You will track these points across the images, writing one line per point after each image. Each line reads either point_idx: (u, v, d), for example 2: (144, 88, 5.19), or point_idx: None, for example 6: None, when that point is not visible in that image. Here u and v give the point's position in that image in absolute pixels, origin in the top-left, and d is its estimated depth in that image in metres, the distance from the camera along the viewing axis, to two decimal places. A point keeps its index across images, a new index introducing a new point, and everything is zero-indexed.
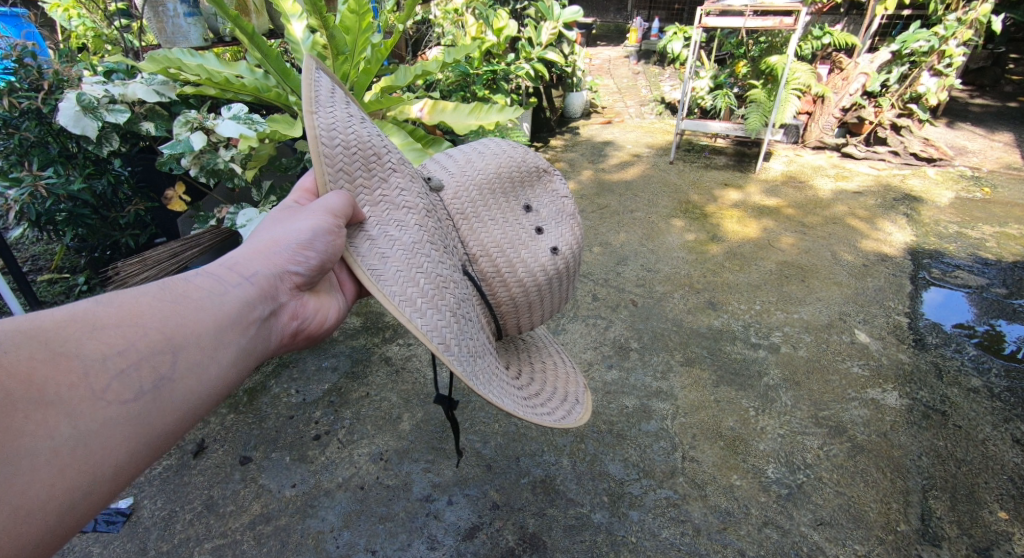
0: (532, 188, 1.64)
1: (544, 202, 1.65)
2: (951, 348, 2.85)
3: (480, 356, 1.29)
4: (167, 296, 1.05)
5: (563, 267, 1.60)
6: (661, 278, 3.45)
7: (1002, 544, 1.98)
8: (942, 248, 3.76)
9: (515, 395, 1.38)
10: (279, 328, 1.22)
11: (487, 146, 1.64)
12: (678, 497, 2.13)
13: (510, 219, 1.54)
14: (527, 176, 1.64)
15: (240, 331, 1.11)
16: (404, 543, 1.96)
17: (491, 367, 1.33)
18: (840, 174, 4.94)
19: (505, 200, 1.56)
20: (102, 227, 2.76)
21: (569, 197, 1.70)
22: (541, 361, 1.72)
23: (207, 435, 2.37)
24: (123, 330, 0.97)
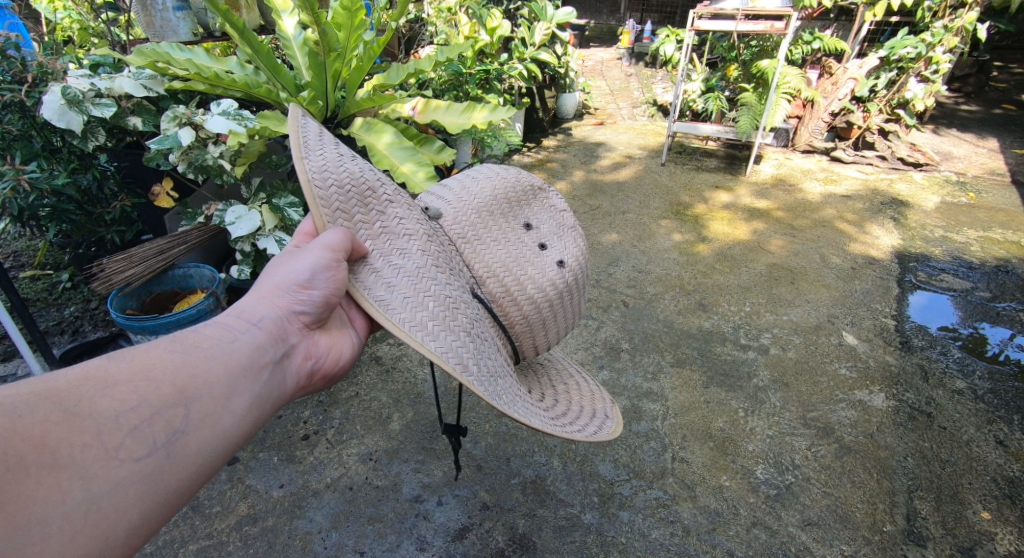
0: (530, 206, 1.65)
1: (543, 219, 1.65)
2: (937, 351, 2.89)
3: (501, 375, 1.27)
4: (179, 347, 1.05)
5: (570, 279, 1.59)
6: (653, 279, 3.46)
7: (985, 544, 2.00)
8: (928, 251, 3.80)
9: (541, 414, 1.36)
10: (294, 369, 1.22)
11: (479, 171, 1.65)
12: (668, 497, 2.13)
13: (512, 238, 1.54)
14: (523, 195, 1.65)
15: (252, 377, 1.11)
16: (393, 544, 1.94)
17: (513, 387, 1.31)
18: (829, 177, 5.00)
19: (505, 220, 1.57)
20: (88, 223, 2.69)
21: (567, 210, 1.71)
22: (552, 381, 1.69)
23: None
24: (135, 385, 0.97)
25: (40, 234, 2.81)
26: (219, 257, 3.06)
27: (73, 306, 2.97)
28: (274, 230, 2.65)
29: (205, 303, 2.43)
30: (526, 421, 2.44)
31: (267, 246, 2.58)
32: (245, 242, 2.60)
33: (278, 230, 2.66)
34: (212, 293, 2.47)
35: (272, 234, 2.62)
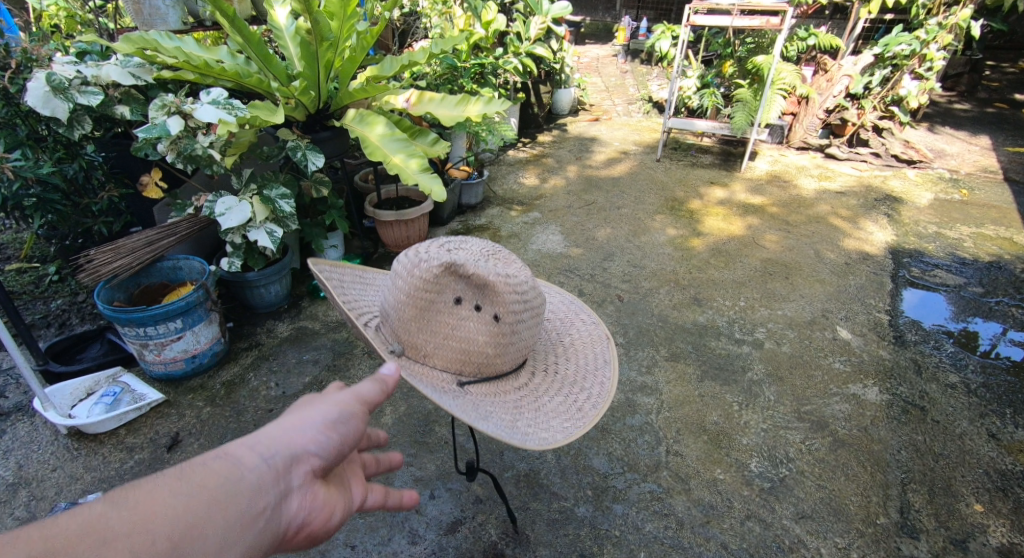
0: (446, 273, 1.36)
1: (465, 262, 1.39)
2: (930, 345, 2.89)
3: (528, 409, 1.40)
4: (183, 487, 0.87)
5: (518, 310, 1.39)
6: (647, 274, 3.45)
7: (978, 536, 2.00)
8: (922, 247, 3.81)
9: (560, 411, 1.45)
10: (296, 528, 0.98)
11: (394, 270, 1.44)
12: (662, 490, 2.13)
13: (455, 316, 1.37)
14: (430, 275, 1.37)
15: (251, 533, 0.91)
16: (384, 537, 1.93)
17: (544, 406, 1.43)
18: (823, 174, 4.99)
19: (438, 297, 1.37)
20: (74, 213, 2.66)
21: (479, 262, 1.38)
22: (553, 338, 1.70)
23: (182, 428, 2.31)
24: (118, 540, 0.81)
25: (26, 225, 2.78)
26: (203, 248, 3.02)
27: (59, 299, 2.93)
28: (264, 222, 2.63)
29: (194, 295, 2.42)
30: None
31: (257, 238, 2.57)
32: (235, 234, 2.58)
33: (269, 221, 2.65)
34: (201, 284, 2.46)
35: (263, 226, 2.60)
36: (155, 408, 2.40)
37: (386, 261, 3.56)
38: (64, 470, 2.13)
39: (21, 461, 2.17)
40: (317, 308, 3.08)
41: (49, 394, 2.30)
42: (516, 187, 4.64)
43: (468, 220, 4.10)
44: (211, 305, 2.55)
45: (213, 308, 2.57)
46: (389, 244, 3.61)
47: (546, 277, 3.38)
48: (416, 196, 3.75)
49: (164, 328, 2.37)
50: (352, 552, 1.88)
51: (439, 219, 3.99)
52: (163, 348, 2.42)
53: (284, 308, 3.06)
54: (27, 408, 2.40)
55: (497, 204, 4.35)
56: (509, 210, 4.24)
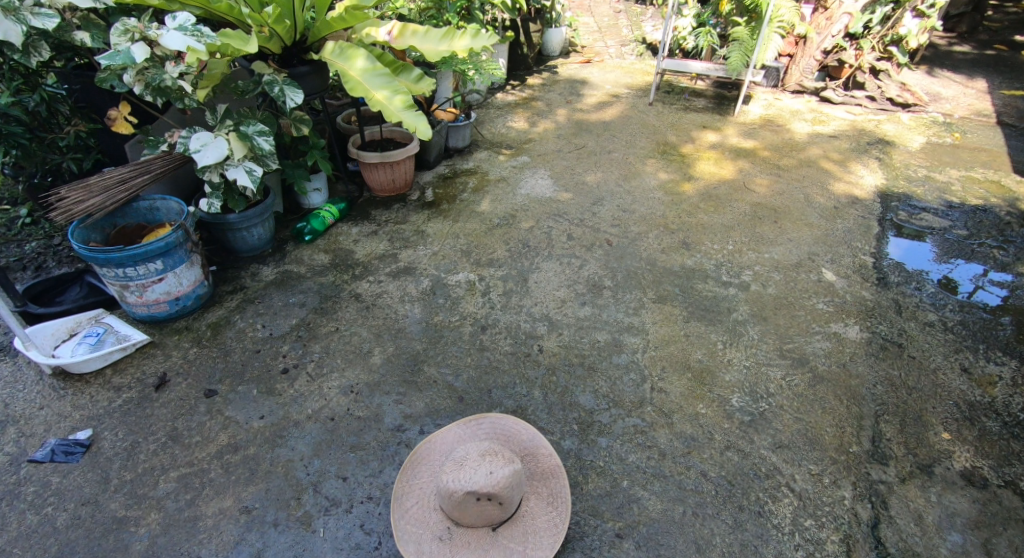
0: (465, 487, 1.53)
1: (476, 477, 1.52)
2: (912, 286, 2.93)
3: (527, 531, 1.66)
4: None
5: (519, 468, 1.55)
6: (637, 218, 3.42)
7: (943, 461, 2.09)
8: (911, 190, 3.80)
9: (547, 526, 1.68)
10: None
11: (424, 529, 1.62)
12: (645, 424, 2.19)
13: (472, 502, 1.54)
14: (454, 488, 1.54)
15: None
16: (375, 470, 1.98)
17: (535, 527, 1.67)
18: (817, 118, 4.88)
19: (462, 497, 1.54)
20: (40, 149, 2.62)
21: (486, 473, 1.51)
22: (527, 450, 1.82)
23: (169, 368, 2.32)
24: None
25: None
26: (174, 185, 2.97)
27: (34, 242, 2.90)
28: (243, 160, 2.54)
29: (174, 236, 2.38)
30: (507, 354, 2.46)
31: (236, 176, 2.50)
32: (213, 172, 2.47)
33: (248, 159, 2.56)
34: (180, 225, 2.42)
35: (242, 164, 2.52)
36: (140, 349, 2.41)
37: (371, 205, 3.49)
38: (51, 408, 2.15)
39: (8, 399, 2.18)
40: (302, 251, 3.04)
41: (30, 334, 2.30)
42: (504, 130, 4.52)
43: (455, 163, 4.01)
44: (192, 247, 2.52)
45: (194, 250, 2.53)
46: (374, 187, 3.53)
47: (534, 221, 3.35)
48: (401, 138, 3.64)
49: (144, 270, 2.35)
50: (343, 483, 1.94)
51: (426, 162, 3.90)
52: (144, 290, 2.40)
53: (268, 252, 3.03)
54: (9, 349, 2.40)
55: (485, 147, 4.24)
56: (497, 153, 4.15)
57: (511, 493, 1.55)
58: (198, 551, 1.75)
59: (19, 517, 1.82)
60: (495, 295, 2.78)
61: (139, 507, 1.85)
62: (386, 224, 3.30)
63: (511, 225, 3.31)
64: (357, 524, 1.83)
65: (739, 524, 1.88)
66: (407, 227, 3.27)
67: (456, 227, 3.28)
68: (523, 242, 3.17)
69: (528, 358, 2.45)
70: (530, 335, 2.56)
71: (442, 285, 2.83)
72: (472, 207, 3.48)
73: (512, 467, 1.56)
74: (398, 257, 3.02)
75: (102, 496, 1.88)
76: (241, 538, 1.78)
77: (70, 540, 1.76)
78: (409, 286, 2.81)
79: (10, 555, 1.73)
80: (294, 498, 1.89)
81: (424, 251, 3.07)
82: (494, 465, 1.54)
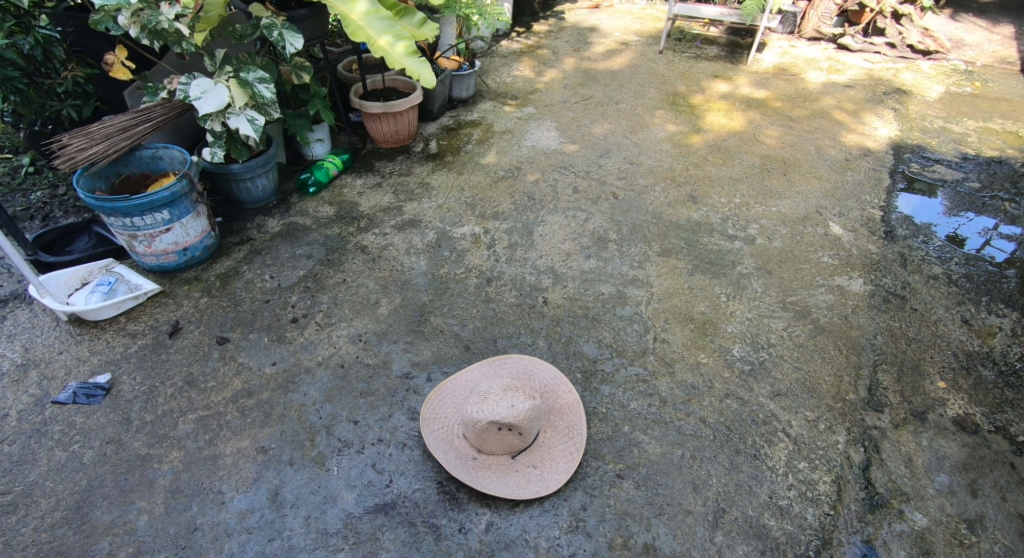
0: (488, 423, 1.69)
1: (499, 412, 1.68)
2: (919, 239, 2.92)
3: (544, 462, 1.82)
4: None
5: (533, 409, 1.71)
6: (644, 171, 3.38)
7: (937, 408, 2.14)
8: (925, 142, 3.72)
9: (562, 454, 1.84)
10: None
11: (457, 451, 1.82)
12: (647, 373, 2.24)
13: (495, 433, 1.71)
14: (479, 423, 1.70)
15: None
16: (385, 414, 2.05)
17: (553, 457, 1.84)
18: (833, 66, 4.70)
19: (486, 430, 1.70)
20: (38, 96, 2.61)
21: (508, 411, 1.67)
22: (545, 386, 1.98)
23: (181, 317, 2.38)
24: None
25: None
26: (174, 133, 2.95)
27: (39, 191, 2.92)
28: (245, 109, 2.51)
29: (178, 185, 2.38)
30: (512, 306, 2.49)
31: (238, 125, 2.47)
32: (215, 121, 2.47)
33: (250, 108, 2.53)
34: (184, 175, 2.41)
35: (243, 112, 2.49)
36: (152, 298, 2.46)
37: (375, 156, 3.46)
38: (70, 353, 2.22)
39: (28, 344, 2.25)
40: (307, 203, 3.05)
41: (44, 282, 2.34)
42: (509, 80, 4.41)
43: (459, 114, 3.94)
44: (197, 198, 2.53)
45: (199, 200, 2.54)
46: (378, 139, 3.49)
47: (539, 174, 3.32)
48: (404, 87, 3.57)
49: (151, 220, 2.37)
50: (354, 426, 2.01)
51: (429, 113, 3.83)
52: (153, 240, 2.43)
53: (273, 203, 3.03)
54: (25, 296, 2.45)
55: (489, 98, 4.15)
56: (502, 104, 4.06)
57: (530, 424, 1.71)
58: (218, 486, 1.84)
59: (48, 454, 1.91)
60: (500, 248, 2.79)
61: (161, 446, 1.94)
62: (390, 176, 3.28)
63: (516, 178, 3.28)
64: (369, 464, 1.91)
65: (735, 466, 1.95)
66: (411, 180, 3.25)
67: (460, 179, 3.26)
68: (528, 195, 3.15)
69: (533, 309, 2.48)
70: (535, 288, 2.59)
71: (448, 238, 2.84)
72: (477, 160, 3.44)
73: (532, 401, 1.72)
74: (403, 210, 3.02)
75: (125, 435, 1.97)
76: (259, 475, 1.87)
77: (98, 475, 1.86)
78: (415, 239, 2.82)
79: (42, 487, 1.83)
80: (308, 439, 1.97)
81: (429, 203, 3.07)
82: (515, 400, 1.69)
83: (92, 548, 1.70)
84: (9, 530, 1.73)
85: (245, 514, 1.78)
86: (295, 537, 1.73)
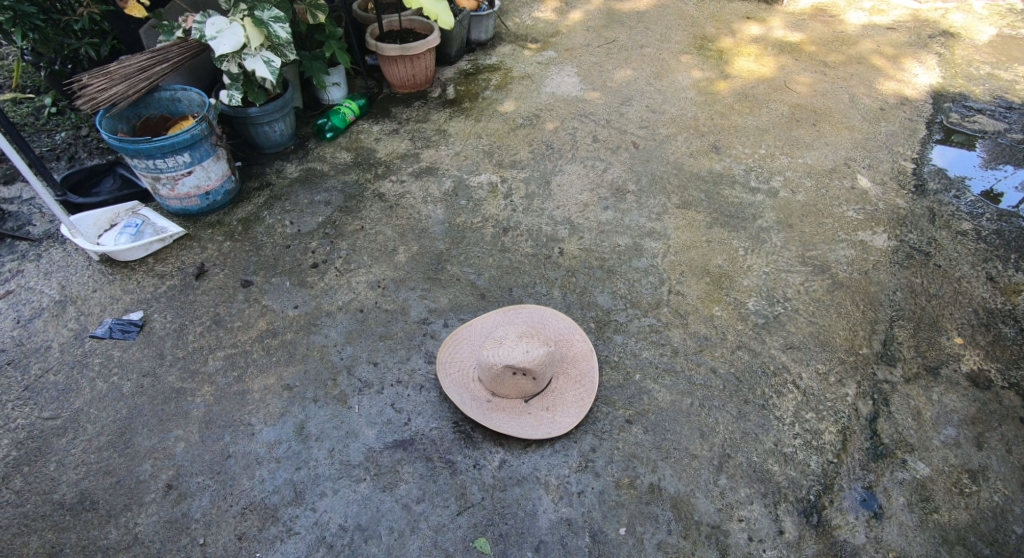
0: (502, 368, 1.74)
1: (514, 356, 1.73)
2: (951, 194, 2.83)
3: (556, 407, 1.89)
4: None
5: (546, 355, 1.76)
6: (667, 119, 3.29)
7: (951, 363, 2.14)
8: (968, 90, 3.53)
9: (573, 399, 1.90)
10: None
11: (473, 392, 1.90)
12: (660, 324, 2.27)
13: (509, 377, 1.77)
14: (494, 368, 1.76)
15: None
16: (403, 357, 2.13)
17: (564, 402, 1.90)
18: (876, 6, 4.38)
19: (501, 374, 1.76)
20: (55, 33, 2.63)
21: (522, 356, 1.72)
22: (559, 336, 2.03)
23: (207, 259, 2.45)
24: None
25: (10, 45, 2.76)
26: (191, 75, 2.94)
27: (63, 132, 2.97)
28: (260, 50, 2.49)
29: (198, 128, 2.39)
30: (529, 256, 2.51)
31: (255, 67, 2.46)
32: (231, 62, 2.47)
33: (265, 49, 2.51)
34: (203, 117, 2.42)
35: (259, 54, 2.47)
36: (178, 241, 2.53)
37: (392, 102, 3.42)
38: (104, 292, 2.31)
39: (64, 282, 2.35)
40: (324, 149, 3.05)
41: (75, 222, 2.41)
42: (530, 21, 4.24)
43: (477, 58, 3.83)
44: (217, 141, 2.54)
45: (219, 144, 2.56)
46: (395, 83, 3.43)
47: (559, 122, 3.26)
48: (421, 29, 3.48)
49: (173, 162, 2.40)
50: (374, 367, 2.09)
51: (447, 57, 3.74)
52: (176, 183, 2.47)
53: (291, 149, 3.04)
54: (57, 236, 2.54)
55: (509, 41, 4.02)
56: (522, 48, 3.94)
57: (544, 369, 1.76)
58: (248, 419, 1.95)
59: (91, 384, 2.03)
60: (518, 198, 2.78)
61: (193, 380, 2.05)
62: (407, 122, 3.25)
63: (534, 126, 3.23)
64: (388, 403, 2.00)
65: (743, 415, 2.00)
66: (429, 126, 3.22)
67: (478, 126, 3.22)
68: (547, 144, 3.11)
69: (548, 259, 2.50)
70: (552, 238, 2.59)
71: (465, 186, 2.83)
72: (495, 106, 3.38)
73: (546, 348, 1.77)
74: (420, 157, 3.01)
75: (160, 369, 2.07)
76: (285, 410, 1.97)
77: (137, 404, 1.98)
78: (432, 187, 2.83)
79: (86, 414, 1.95)
80: (330, 378, 2.06)
81: (446, 151, 3.05)
82: (530, 345, 1.74)
83: (135, 469, 1.83)
84: (60, 451, 1.86)
85: (273, 444, 1.89)
86: (320, 467, 1.84)
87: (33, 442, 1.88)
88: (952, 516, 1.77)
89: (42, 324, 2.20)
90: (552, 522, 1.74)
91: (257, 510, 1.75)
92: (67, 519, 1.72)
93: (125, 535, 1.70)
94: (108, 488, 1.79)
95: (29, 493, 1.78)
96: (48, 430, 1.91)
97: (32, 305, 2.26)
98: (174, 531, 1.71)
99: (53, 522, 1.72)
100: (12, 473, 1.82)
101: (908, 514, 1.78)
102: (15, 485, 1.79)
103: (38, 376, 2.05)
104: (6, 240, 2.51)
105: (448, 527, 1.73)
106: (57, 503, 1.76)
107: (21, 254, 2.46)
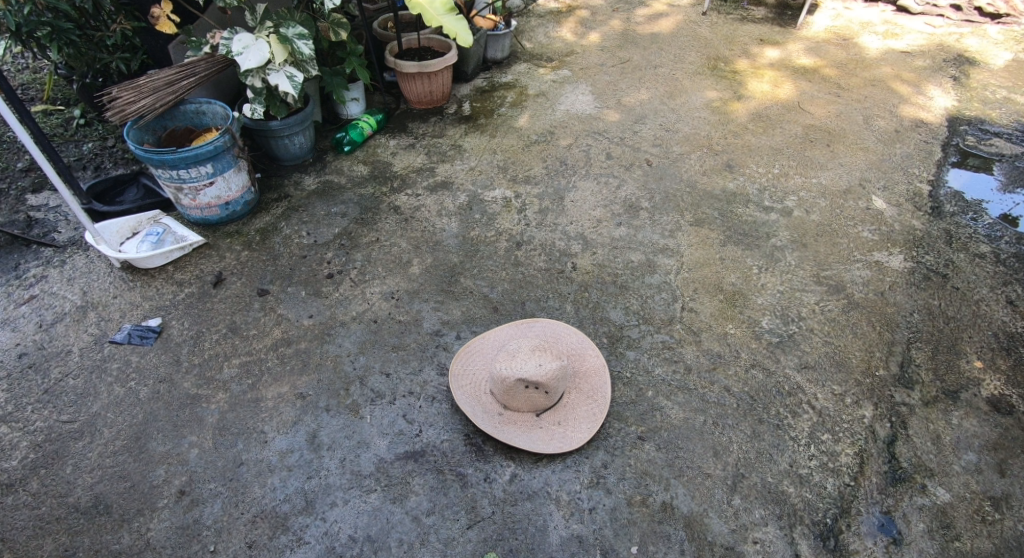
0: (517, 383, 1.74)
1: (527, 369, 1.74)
2: (968, 217, 2.80)
3: (568, 423, 1.87)
4: None
5: (558, 369, 1.75)
6: (681, 137, 3.31)
7: (971, 388, 2.10)
8: (984, 114, 3.51)
9: (585, 415, 1.89)
10: None
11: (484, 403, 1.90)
12: (673, 341, 2.26)
13: (522, 392, 1.76)
14: (507, 383, 1.76)
15: None
16: (415, 368, 2.13)
17: (577, 417, 1.89)
18: (890, 31, 4.39)
19: (514, 389, 1.76)
20: (88, 47, 2.73)
21: (533, 368, 1.72)
22: (571, 350, 2.03)
23: (225, 268, 2.49)
24: None
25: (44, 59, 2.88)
26: (215, 89, 3.03)
27: (90, 143, 3.05)
28: (284, 66, 2.55)
29: (221, 140, 2.44)
30: (541, 270, 2.52)
31: (278, 82, 2.51)
32: (255, 77, 2.52)
33: (288, 65, 2.57)
34: (227, 130, 2.48)
35: (282, 69, 2.53)
36: (197, 249, 2.57)
37: (408, 117, 3.47)
38: (124, 298, 2.35)
39: (86, 287, 2.39)
40: (342, 162, 3.09)
41: (99, 230, 2.47)
42: (546, 41, 4.30)
43: (493, 76, 3.89)
44: (238, 153, 2.60)
45: (240, 155, 2.61)
46: (411, 99, 3.49)
47: (573, 139, 3.29)
48: (438, 47, 3.55)
49: (196, 172, 2.45)
50: (386, 378, 2.10)
51: (463, 74, 3.80)
52: (197, 193, 2.52)
53: (309, 161, 3.09)
54: (82, 243, 2.59)
55: (524, 59, 4.08)
56: (537, 67, 3.98)
57: (557, 383, 1.76)
58: (261, 427, 1.96)
59: (108, 388, 2.06)
60: (531, 212, 2.80)
61: (208, 387, 2.07)
62: (423, 137, 3.30)
63: (549, 142, 3.26)
64: (400, 414, 2.00)
65: (757, 435, 1.97)
66: (444, 141, 3.26)
67: (493, 142, 3.25)
68: (561, 160, 3.13)
69: (561, 274, 2.50)
70: (564, 253, 2.60)
71: (479, 201, 2.85)
72: (510, 123, 3.42)
73: (559, 361, 1.76)
74: (435, 171, 3.04)
75: (177, 375, 2.10)
76: (298, 418, 1.98)
77: (154, 409, 2.00)
78: (446, 201, 2.85)
79: (103, 418, 1.98)
80: (343, 388, 2.06)
81: (460, 165, 3.08)
82: (543, 358, 1.74)
83: (148, 474, 1.84)
84: (76, 455, 1.88)
85: (286, 453, 1.89)
86: (331, 477, 1.84)
87: (51, 445, 1.91)
88: (974, 545, 1.72)
89: (63, 328, 2.24)
90: (562, 538, 1.72)
91: (267, 519, 1.75)
92: (80, 522, 1.74)
93: (137, 540, 1.71)
94: (123, 493, 1.80)
95: (45, 495, 1.79)
96: (65, 433, 1.93)
97: (55, 310, 2.31)
98: (186, 538, 1.71)
99: (67, 526, 1.73)
100: (29, 475, 1.84)
101: (928, 541, 1.73)
102: (31, 487, 1.81)
103: (58, 379, 2.08)
104: (32, 246, 2.57)
105: (458, 541, 1.71)
106: (72, 506, 1.77)
107: (46, 260, 2.51)
